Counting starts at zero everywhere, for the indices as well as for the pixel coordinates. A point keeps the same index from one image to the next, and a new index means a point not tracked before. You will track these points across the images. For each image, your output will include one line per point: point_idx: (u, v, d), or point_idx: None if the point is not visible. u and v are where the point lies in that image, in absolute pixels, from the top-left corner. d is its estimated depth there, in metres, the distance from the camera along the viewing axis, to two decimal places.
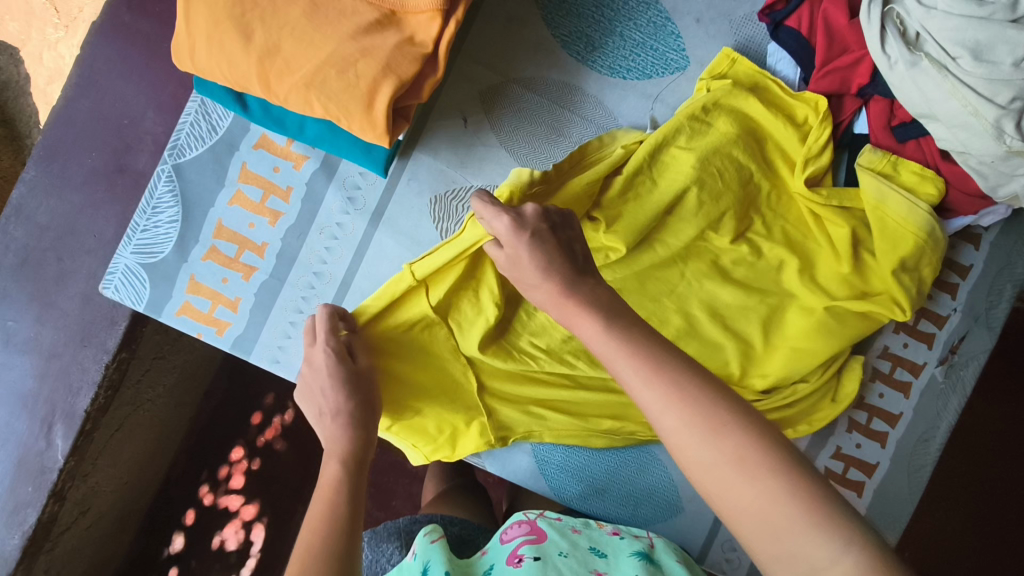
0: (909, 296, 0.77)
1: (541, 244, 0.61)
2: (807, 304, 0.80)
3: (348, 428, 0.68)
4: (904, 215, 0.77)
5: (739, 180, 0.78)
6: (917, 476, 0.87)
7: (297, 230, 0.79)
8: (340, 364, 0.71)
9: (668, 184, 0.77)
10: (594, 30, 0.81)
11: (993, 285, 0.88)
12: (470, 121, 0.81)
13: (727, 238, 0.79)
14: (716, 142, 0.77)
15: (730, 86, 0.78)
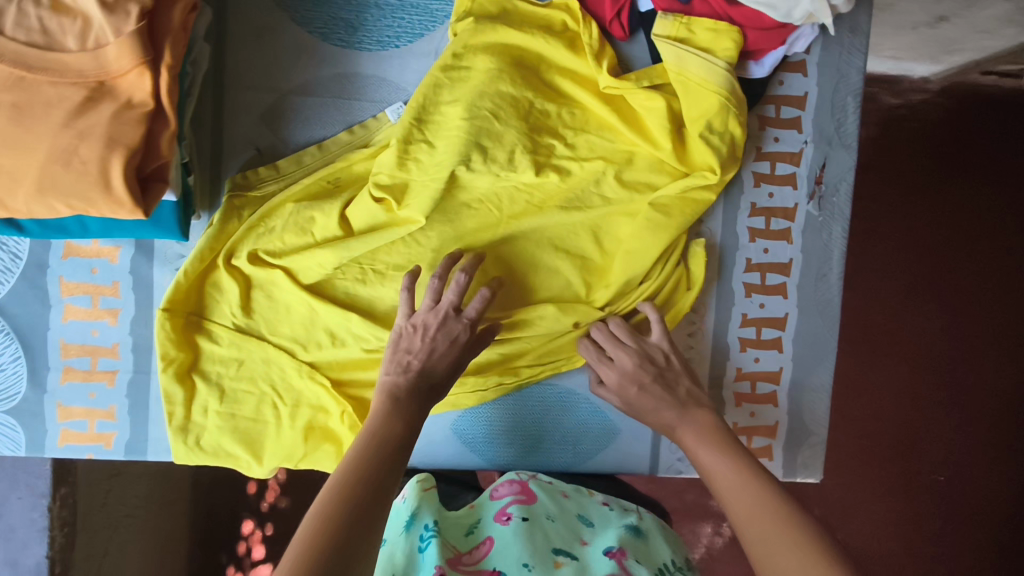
0: (722, 155, 0.78)
1: (635, 384, 0.75)
2: (637, 210, 0.80)
3: (416, 395, 0.67)
4: (703, 74, 0.76)
5: (518, 113, 0.77)
6: (826, 312, 0.88)
7: (140, 319, 0.77)
8: (456, 347, 0.71)
9: (445, 142, 0.75)
10: (348, 11, 0.78)
11: (832, 105, 0.87)
12: (263, 147, 0.78)
13: (527, 171, 0.77)
14: (478, 83, 0.75)
15: (474, 25, 0.76)
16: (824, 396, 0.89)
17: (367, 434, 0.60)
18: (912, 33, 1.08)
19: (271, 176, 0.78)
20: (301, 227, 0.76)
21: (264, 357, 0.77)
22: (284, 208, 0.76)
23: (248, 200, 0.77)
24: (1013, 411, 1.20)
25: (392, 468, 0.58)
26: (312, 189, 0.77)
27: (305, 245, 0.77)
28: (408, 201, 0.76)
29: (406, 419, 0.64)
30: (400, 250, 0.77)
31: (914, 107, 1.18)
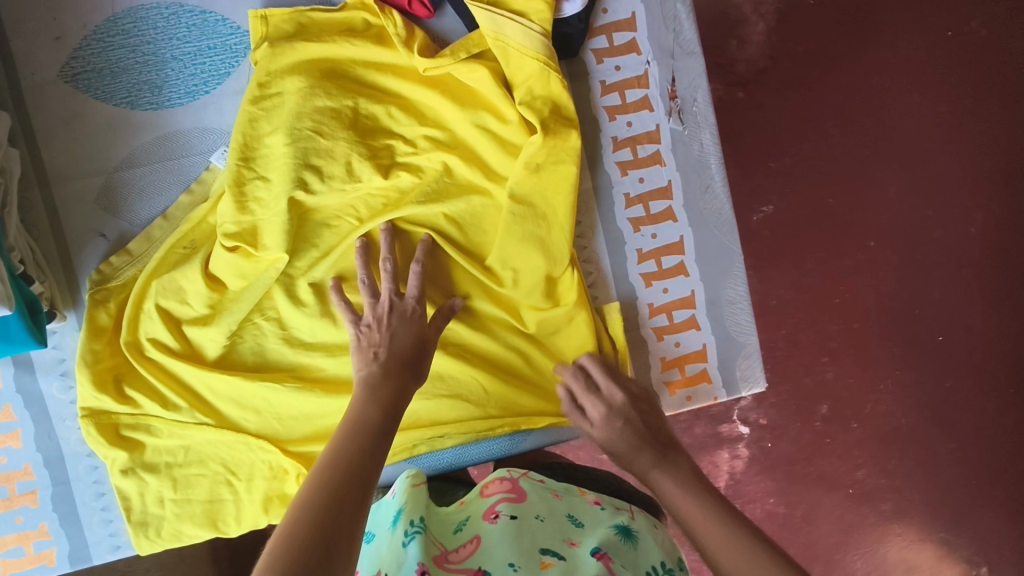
0: (560, 110, 0.80)
1: (610, 424, 0.72)
2: (495, 190, 0.80)
3: (388, 378, 0.65)
4: (522, 41, 0.77)
5: (345, 123, 0.75)
6: (721, 223, 0.86)
7: (43, 432, 0.77)
8: (417, 324, 0.72)
9: (278, 173, 0.74)
10: (148, 73, 0.76)
11: (664, 17, 0.85)
12: (108, 231, 0.77)
13: (373, 177, 0.77)
14: (293, 107, 0.73)
15: (270, 49, 0.73)
16: (745, 306, 0.87)
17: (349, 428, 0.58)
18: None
19: (125, 261, 0.76)
20: (170, 299, 0.75)
21: (207, 438, 0.78)
22: (150, 288, 0.75)
23: (111, 290, 0.76)
24: (947, 249, 1.30)
25: (377, 455, 0.56)
26: (167, 258, 0.75)
27: (184, 316, 0.76)
28: (263, 241, 0.75)
29: (382, 406, 0.62)
30: (279, 293, 0.78)
31: None
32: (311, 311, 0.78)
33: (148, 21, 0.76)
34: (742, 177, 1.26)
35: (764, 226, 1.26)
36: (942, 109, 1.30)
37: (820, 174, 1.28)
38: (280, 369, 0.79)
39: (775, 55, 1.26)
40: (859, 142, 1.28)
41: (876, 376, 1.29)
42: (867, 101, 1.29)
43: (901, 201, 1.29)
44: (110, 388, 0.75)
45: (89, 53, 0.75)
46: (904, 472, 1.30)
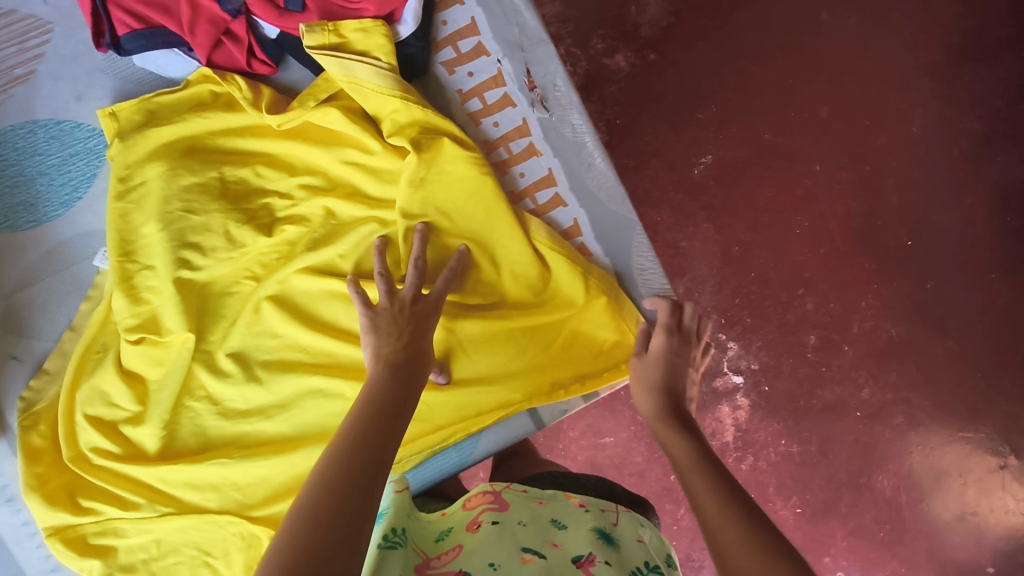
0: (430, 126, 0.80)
1: (660, 368, 0.79)
2: (383, 217, 0.81)
3: (406, 362, 0.68)
4: (376, 80, 0.78)
5: (214, 193, 0.77)
6: (612, 196, 0.87)
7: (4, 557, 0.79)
8: (432, 312, 0.74)
9: (161, 257, 0.75)
10: (20, 193, 0.78)
11: (505, 13, 0.85)
12: (20, 352, 0.78)
13: (257, 237, 0.78)
14: (158, 192, 0.75)
15: (122, 144, 0.75)
16: (657, 271, 0.88)
17: (356, 410, 0.62)
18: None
19: (45, 379, 0.78)
20: (95, 403, 0.77)
21: (173, 527, 0.78)
22: (75, 398, 0.77)
23: (38, 413, 0.77)
24: (894, 151, 1.29)
25: (388, 436, 0.60)
26: (84, 365, 0.77)
27: (116, 416, 0.77)
28: (164, 325, 0.76)
29: (397, 393, 0.64)
30: (201, 371, 0.78)
31: None
32: (238, 379, 0.78)
33: (7, 143, 0.78)
34: (674, 134, 1.27)
35: (708, 176, 1.27)
36: (855, 20, 1.29)
37: (750, 112, 1.27)
38: (223, 444, 0.79)
39: (676, 11, 1.28)
40: (780, 71, 1.28)
41: (852, 296, 1.28)
42: (778, 32, 1.28)
43: (837, 119, 1.28)
44: (63, 501, 0.76)
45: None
46: (908, 382, 1.28)
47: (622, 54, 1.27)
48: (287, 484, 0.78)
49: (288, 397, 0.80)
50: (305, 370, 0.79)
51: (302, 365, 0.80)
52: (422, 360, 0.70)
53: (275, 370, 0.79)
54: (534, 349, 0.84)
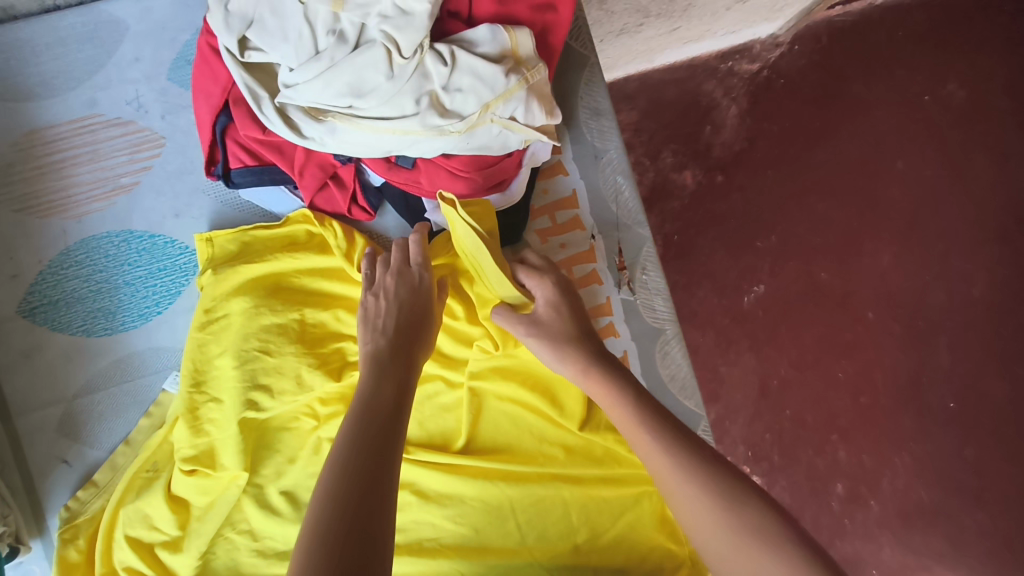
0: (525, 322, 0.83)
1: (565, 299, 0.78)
2: (447, 376, 0.84)
3: (396, 354, 0.66)
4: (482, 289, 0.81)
5: (291, 335, 0.76)
6: (682, 387, 0.86)
7: None
8: (422, 290, 0.72)
9: (229, 393, 0.74)
10: (101, 299, 0.78)
11: (606, 192, 0.86)
12: (71, 458, 0.78)
13: (324, 382, 0.76)
14: (238, 327, 0.75)
15: (212, 275, 0.76)
16: None
17: (358, 403, 0.59)
18: (730, 12, 1.13)
19: (92, 493, 0.77)
20: (135, 525, 0.75)
21: None
22: (118, 517, 0.75)
23: (79, 527, 0.75)
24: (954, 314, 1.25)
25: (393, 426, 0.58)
26: (133, 483, 0.76)
27: (152, 537, 0.75)
28: (220, 461, 0.74)
29: (394, 383, 0.63)
30: (249, 504, 0.75)
31: (777, 66, 1.28)
32: (285, 517, 0.75)
33: (100, 250, 0.78)
34: (730, 258, 1.26)
35: (757, 306, 1.25)
36: (931, 174, 1.28)
37: (813, 255, 1.26)
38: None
39: (751, 139, 1.27)
40: (852, 218, 1.27)
41: (888, 457, 1.23)
42: (848, 176, 1.28)
43: (898, 271, 1.26)
44: None
45: (46, 286, 0.78)
46: (934, 552, 1.21)
47: (690, 171, 1.27)
48: None
49: None
50: None
51: None
52: (420, 342, 0.69)
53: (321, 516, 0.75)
54: (583, 527, 0.82)
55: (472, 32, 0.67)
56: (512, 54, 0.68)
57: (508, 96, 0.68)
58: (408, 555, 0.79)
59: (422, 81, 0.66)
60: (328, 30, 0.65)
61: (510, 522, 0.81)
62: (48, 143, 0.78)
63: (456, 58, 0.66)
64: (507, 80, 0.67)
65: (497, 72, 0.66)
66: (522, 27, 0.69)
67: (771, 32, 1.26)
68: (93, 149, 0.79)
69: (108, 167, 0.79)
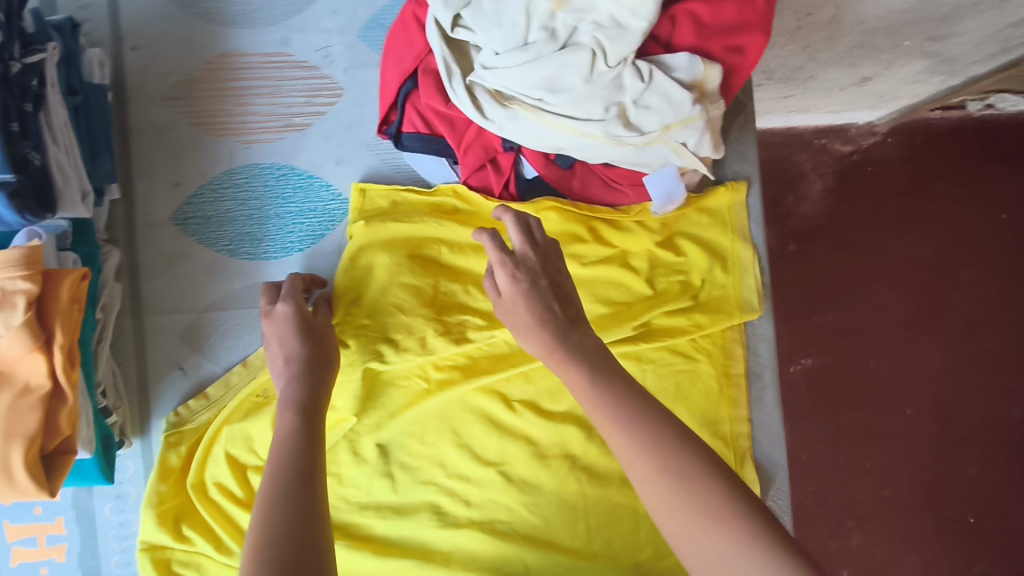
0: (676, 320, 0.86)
1: (525, 301, 0.64)
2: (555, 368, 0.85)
3: (299, 385, 0.64)
4: (631, 293, 0.85)
5: (424, 299, 0.80)
6: (769, 435, 0.88)
7: (87, 550, 0.79)
8: (301, 323, 0.69)
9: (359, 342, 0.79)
10: (250, 225, 0.82)
11: (740, 231, 0.87)
12: (187, 366, 0.81)
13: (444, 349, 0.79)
14: (379, 283, 0.79)
15: (363, 227, 0.80)
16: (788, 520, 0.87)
17: (281, 439, 0.58)
18: (842, 93, 1.23)
19: (202, 405, 0.80)
20: (236, 444, 0.78)
21: None
22: (223, 435, 0.78)
23: (185, 433, 0.79)
24: (991, 428, 1.31)
25: (312, 440, 0.58)
26: (243, 405, 0.78)
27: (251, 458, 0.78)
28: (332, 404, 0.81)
29: (304, 408, 0.62)
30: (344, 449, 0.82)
31: (867, 151, 1.32)
32: (373, 468, 0.82)
33: (260, 178, 0.83)
34: (786, 325, 1.31)
35: (802, 377, 1.30)
36: (995, 288, 1.33)
37: (868, 341, 1.30)
38: (333, 524, 0.83)
39: (830, 216, 1.31)
40: (912, 313, 1.31)
41: (910, 547, 1.27)
42: (916, 272, 1.32)
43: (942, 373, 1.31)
44: (170, 523, 0.77)
45: (203, 202, 0.82)
46: None
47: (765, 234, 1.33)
48: None
49: (425, 489, 0.83)
50: (447, 479, 0.83)
51: (438, 473, 0.83)
52: (324, 375, 0.67)
53: (412, 469, 0.83)
54: (649, 542, 0.85)
55: (672, 57, 0.70)
56: (702, 85, 0.71)
57: (688, 123, 0.71)
58: (480, 532, 0.82)
59: (616, 91, 0.69)
60: (542, 25, 0.68)
61: (580, 523, 0.84)
62: (235, 70, 0.83)
63: (652, 77, 0.69)
64: (692, 108, 0.70)
65: (686, 99, 0.69)
66: (715, 63, 0.71)
67: (868, 118, 1.31)
68: (275, 85, 0.84)
69: (284, 104, 0.84)
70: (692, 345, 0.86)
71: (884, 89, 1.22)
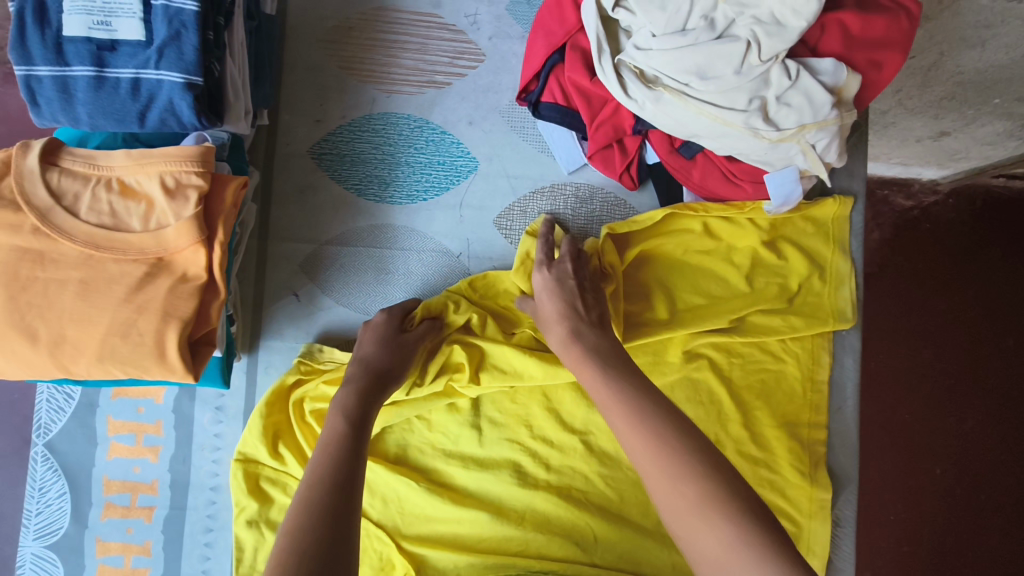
0: (773, 320, 0.87)
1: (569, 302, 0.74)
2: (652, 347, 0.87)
3: (354, 394, 0.71)
4: (729, 289, 0.88)
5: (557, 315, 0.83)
6: (845, 446, 0.89)
7: (179, 456, 0.81)
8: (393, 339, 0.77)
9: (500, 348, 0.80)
10: (381, 169, 0.86)
11: (841, 244, 0.90)
12: (301, 294, 0.84)
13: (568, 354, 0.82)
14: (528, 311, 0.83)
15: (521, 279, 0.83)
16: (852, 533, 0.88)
17: (327, 451, 0.65)
18: (917, 146, 1.19)
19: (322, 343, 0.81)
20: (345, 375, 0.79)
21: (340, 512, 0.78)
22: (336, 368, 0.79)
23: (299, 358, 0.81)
24: None
25: (353, 460, 0.64)
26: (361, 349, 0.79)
27: None
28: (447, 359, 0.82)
29: (354, 419, 0.69)
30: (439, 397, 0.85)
31: (927, 209, 1.25)
32: (463, 418, 0.85)
33: (396, 126, 0.86)
34: None
35: None
36: None
37: None
38: (415, 466, 0.85)
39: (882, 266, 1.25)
40: None
41: None
42: (966, 332, 1.23)
43: (972, 441, 1.20)
44: (268, 439, 0.79)
45: (339, 140, 0.86)
46: None
47: None
48: (440, 529, 0.83)
49: (511, 447, 0.85)
50: (532, 441, 0.85)
51: (525, 434, 0.85)
52: (381, 394, 0.73)
53: (502, 425, 0.85)
54: None
55: (819, 62, 0.74)
56: (842, 93, 0.75)
57: (824, 126, 0.75)
58: (557, 496, 0.83)
59: (762, 85, 0.73)
60: (703, 14, 0.73)
61: (653, 503, 0.85)
62: (388, 24, 0.87)
63: (799, 77, 0.73)
64: (830, 112, 0.74)
65: (827, 102, 0.73)
66: (856, 73, 0.75)
67: (932, 175, 1.25)
68: (423, 43, 0.88)
69: (429, 61, 0.88)
70: (782, 347, 0.88)
71: (956, 148, 1.16)
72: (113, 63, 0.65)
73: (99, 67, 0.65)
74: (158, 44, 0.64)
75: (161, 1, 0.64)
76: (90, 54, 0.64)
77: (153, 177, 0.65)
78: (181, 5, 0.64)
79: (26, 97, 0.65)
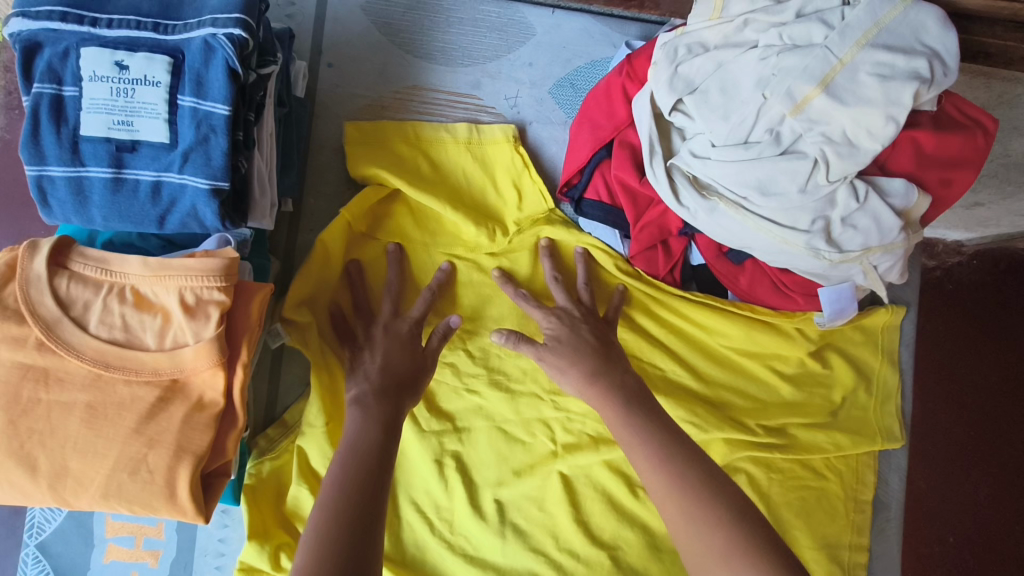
0: (816, 439, 0.82)
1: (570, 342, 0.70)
2: None
3: (379, 399, 0.64)
4: (773, 398, 0.83)
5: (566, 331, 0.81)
6: (885, 568, 0.85)
7: (180, 562, 0.76)
8: (406, 339, 0.71)
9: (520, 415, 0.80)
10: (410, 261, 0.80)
11: (890, 355, 0.85)
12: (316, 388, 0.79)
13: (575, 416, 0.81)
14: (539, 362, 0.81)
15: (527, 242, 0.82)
16: None
17: (349, 445, 0.59)
18: (950, 214, 1.06)
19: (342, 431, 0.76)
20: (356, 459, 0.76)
21: None
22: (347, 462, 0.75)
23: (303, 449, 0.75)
24: None
25: (385, 451, 0.60)
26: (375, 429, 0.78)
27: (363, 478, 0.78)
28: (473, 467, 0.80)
29: (384, 422, 0.62)
30: (463, 497, 0.79)
31: (950, 270, 1.12)
32: (489, 526, 0.79)
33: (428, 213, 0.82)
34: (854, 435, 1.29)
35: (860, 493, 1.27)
36: None
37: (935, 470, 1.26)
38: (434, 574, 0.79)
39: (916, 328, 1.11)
40: None
41: None
42: None
43: None
44: (272, 553, 0.73)
45: (379, 214, 0.80)
46: None
47: None
48: None
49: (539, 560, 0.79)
50: (560, 553, 0.79)
51: (552, 545, 0.79)
52: (415, 386, 0.68)
53: (527, 533, 0.80)
54: None
55: (888, 182, 0.69)
56: (909, 214, 0.70)
57: (889, 248, 0.70)
58: None
59: (826, 205, 0.68)
60: (769, 127, 0.67)
61: None
62: (424, 104, 0.83)
63: (867, 199, 0.67)
64: (897, 235, 0.69)
65: (895, 228, 0.68)
66: (926, 194, 0.70)
67: (957, 236, 1.13)
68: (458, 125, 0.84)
69: None
70: (825, 463, 0.83)
71: (987, 216, 1.06)
72: (133, 164, 0.60)
73: (117, 169, 0.60)
74: (184, 148, 0.59)
75: (190, 103, 0.59)
76: (108, 156, 0.59)
77: (172, 290, 0.59)
78: (210, 108, 0.59)
79: (37, 197, 0.60)
